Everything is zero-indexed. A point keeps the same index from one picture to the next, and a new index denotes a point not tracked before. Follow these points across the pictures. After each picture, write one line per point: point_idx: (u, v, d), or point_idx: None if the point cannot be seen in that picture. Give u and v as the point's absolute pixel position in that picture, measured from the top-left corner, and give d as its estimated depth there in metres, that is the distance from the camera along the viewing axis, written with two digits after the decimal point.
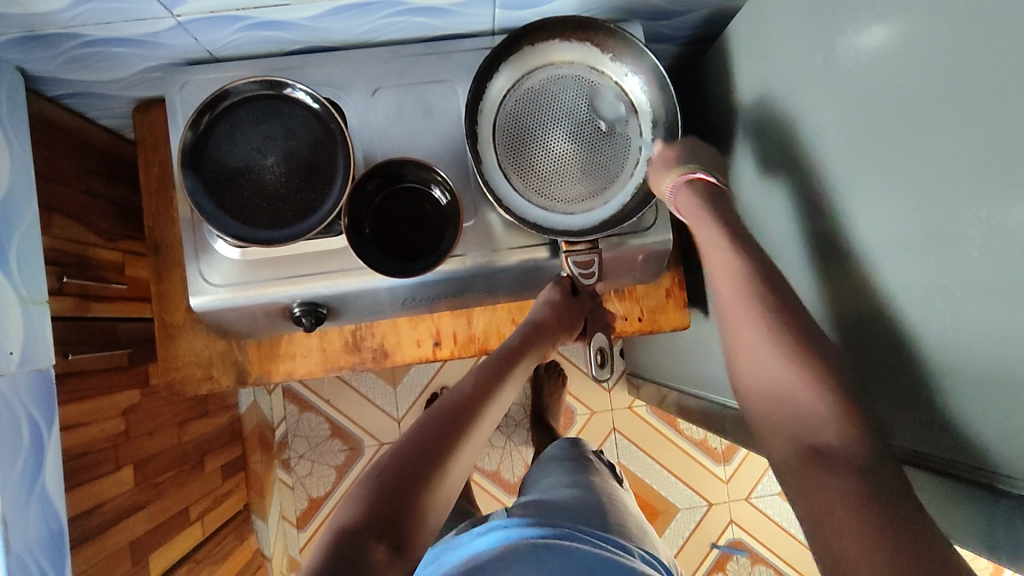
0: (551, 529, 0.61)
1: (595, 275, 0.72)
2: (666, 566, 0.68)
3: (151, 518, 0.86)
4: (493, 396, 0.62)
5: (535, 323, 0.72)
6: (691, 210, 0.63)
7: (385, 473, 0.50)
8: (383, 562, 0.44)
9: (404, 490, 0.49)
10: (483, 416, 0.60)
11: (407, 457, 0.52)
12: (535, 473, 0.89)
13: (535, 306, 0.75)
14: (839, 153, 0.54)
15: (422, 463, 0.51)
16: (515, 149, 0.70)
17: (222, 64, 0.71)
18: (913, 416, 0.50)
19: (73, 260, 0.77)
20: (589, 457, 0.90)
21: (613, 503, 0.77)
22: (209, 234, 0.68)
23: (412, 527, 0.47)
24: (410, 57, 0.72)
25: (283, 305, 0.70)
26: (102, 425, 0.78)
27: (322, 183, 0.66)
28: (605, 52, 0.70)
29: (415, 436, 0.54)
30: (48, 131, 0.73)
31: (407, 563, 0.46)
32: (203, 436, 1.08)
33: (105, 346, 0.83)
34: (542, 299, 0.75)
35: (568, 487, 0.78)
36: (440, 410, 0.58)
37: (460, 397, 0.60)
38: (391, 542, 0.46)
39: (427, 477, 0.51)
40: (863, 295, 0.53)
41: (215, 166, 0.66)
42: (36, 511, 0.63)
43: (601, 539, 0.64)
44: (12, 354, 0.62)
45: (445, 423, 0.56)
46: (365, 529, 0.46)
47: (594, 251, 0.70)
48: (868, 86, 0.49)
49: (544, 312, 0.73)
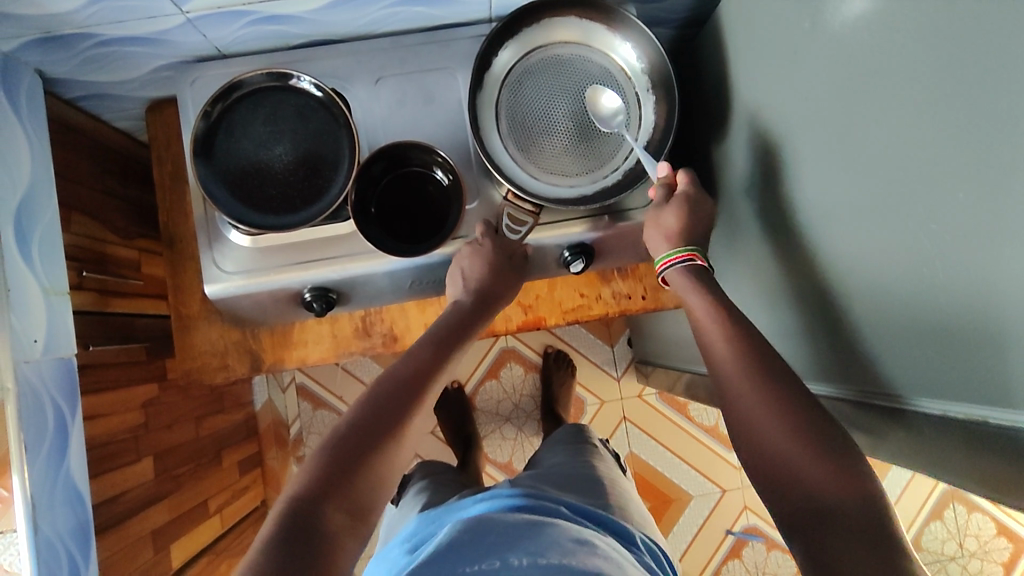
0: (551, 506, 0.63)
1: (525, 233, 0.70)
2: (667, 558, 0.70)
3: (170, 509, 0.88)
4: (447, 364, 0.65)
5: (479, 294, 0.70)
6: (681, 288, 0.65)
7: (343, 442, 0.54)
8: (340, 527, 0.49)
9: (360, 459, 0.53)
10: (436, 385, 0.63)
11: (364, 429, 0.55)
12: (541, 453, 0.91)
13: (467, 263, 0.70)
14: (835, 118, 0.55)
15: (376, 433, 0.55)
16: (515, 127, 0.71)
17: (229, 61, 0.73)
18: (911, 369, 0.51)
19: (91, 256, 0.79)
20: (591, 441, 0.91)
21: (613, 484, 0.79)
22: (222, 224, 0.70)
23: (365, 494, 0.52)
24: (410, 47, 0.74)
25: (293, 291, 0.72)
26: (122, 416, 0.81)
27: (324, 174, 0.69)
28: (622, 39, 0.71)
29: (371, 405, 0.58)
30: (65, 131, 0.76)
31: (359, 526, 0.51)
32: (220, 431, 1.10)
33: (124, 340, 0.85)
34: (471, 258, 0.70)
35: (570, 467, 0.81)
36: (392, 376, 0.61)
37: (414, 363, 0.63)
38: (347, 510, 0.50)
39: (383, 448, 0.55)
40: (861, 254, 0.54)
41: (225, 149, 0.68)
42: (64, 498, 0.65)
43: (601, 522, 0.65)
44: (36, 342, 0.64)
45: (402, 393, 0.60)
46: (321, 495, 0.50)
47: (533, 215, 0.69)
48: (858, 51, 0.51)
49: (491, 283, 0.70)
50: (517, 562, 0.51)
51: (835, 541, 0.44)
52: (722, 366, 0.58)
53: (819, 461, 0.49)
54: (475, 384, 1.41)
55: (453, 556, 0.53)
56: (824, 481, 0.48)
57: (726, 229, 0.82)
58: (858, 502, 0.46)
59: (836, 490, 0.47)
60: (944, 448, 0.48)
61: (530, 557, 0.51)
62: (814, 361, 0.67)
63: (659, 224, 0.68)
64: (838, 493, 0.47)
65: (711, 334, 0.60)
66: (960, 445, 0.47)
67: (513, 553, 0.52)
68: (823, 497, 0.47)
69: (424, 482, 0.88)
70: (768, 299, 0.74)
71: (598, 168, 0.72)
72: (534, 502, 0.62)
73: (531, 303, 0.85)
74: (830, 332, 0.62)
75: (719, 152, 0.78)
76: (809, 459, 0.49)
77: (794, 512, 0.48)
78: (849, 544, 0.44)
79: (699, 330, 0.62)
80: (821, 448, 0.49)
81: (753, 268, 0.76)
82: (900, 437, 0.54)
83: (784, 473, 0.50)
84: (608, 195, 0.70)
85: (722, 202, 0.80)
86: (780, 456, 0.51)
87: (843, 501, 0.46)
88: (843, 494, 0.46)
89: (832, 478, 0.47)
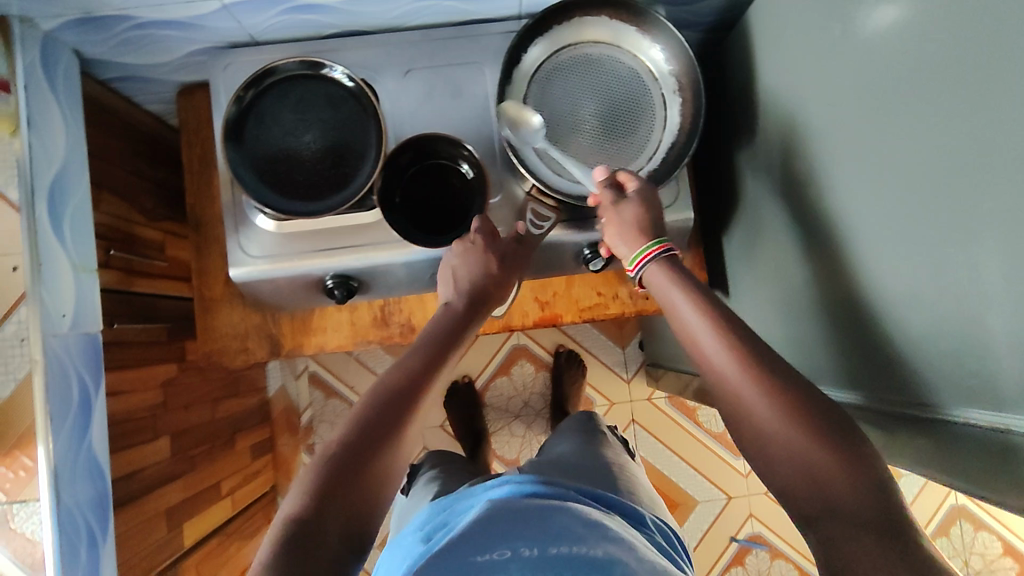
0: (565, 488, 0.63)
1: (548, 229, 0.71)
2: (679, 536, 0.71)
3: (184, 488, 0.89)
4: (447, 359, 0.64)
5: (473, 295, 0.68)
6: (660, 291, 0.62)
7: (343, 456, 0.53)
8: (337, 544, 0.49)
9: (360, 470, 0.53)
10: (435, 385, 0.62)
11: (364, 437, 0.55)
12: (549, 442, 0.91)
13: (456, 263, 0.68)
14: (864, 124, 0.55)
15: (375, 442, 0.55)
16: (539, 123, 0.71)
17: (261, 48, 0.74)
18: (936, 376, 0.51)
19: (118, 235, 0.80)
20: (602, 430, 0.92)
21: (623, 472, 0.79)
22: (248, 209, 0.71)
23: (363, 506, 0.52)
24: (439, 40, 0.75)
25: (316, 278, 0.74)
26: (142, 394, 0.82)
27: (350, 163, 0.70)
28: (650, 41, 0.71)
29: (367, 415, 0.56)
30: (98, 111, 0.77)
31: (357, 537, 0.51)
32: (235, 415, 1.12)
33: (147, 320, 0.87)
34: (461, 256, 0.68)
35: (579, 454, 0.81)
36: (393, 377, 0.60)
37: (415, 362, 0.62)
38: (344, 524, 0.51)
39: (382, 460, 0.55)
40: (890, 259, 0.54)
41: (255, 133, 0.69)
42: (85, 470, 0.66)
43: (613, 504, 0.65)
44: (64, 317, 0.65)
45: (398, 400, 0.58)
46: (318, 510, 0.50)
47: (556, 211, 0.71)
48: (891, 57, 0.51)
49: (484, 281, 0.67)
50: (529, 552, 0.51)
51: (847, 540, 0.44)
52: (714, 362, 0.55)
53: (837, 463, 0.47)
54: (486, 380, 1.42)
55: (464, 550, 0.54)
56: (841, 488, 0.46)
57: (746, 233, 0.82)
58: (873, 507, 0.45)
59: (852, 495, 0.46)
60: (965, 463, 0.48)
61: (541, 546, 0.52)
62: (832, 367, 0.67)
63: (621, 220, 0.65)
64: (854, 496, 0.46)
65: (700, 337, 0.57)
66: (980, 455, 0.47)
67: (524, 542, 0.53)
68: (839, 499, 0.46)
69: (436, 472, 0.88)
70: (788, 304, 0.74)
71: (622, 167, 0.71)
72: (544, 486, 0.62)
73: (548, 300, 0.85)
74: (852, 338, 0.62)
75: (742, 155, 0.79)
76: (827, 460, 0.48)
77: (810, 509, 0.47)
78: (867, 538, 0.43)
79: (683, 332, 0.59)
80: (835, 445, 0.48)
81: (773, 273, 0.76)
82: (918, 444, 0.54)
83: (798, 492, 0.49)
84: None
85: (744, 205, 0.80)
86: (793, 454, 0.50)
87: (859, 505, 0.45)
88: (860, 497, 0.46)
89: (851, 473, 0.47)
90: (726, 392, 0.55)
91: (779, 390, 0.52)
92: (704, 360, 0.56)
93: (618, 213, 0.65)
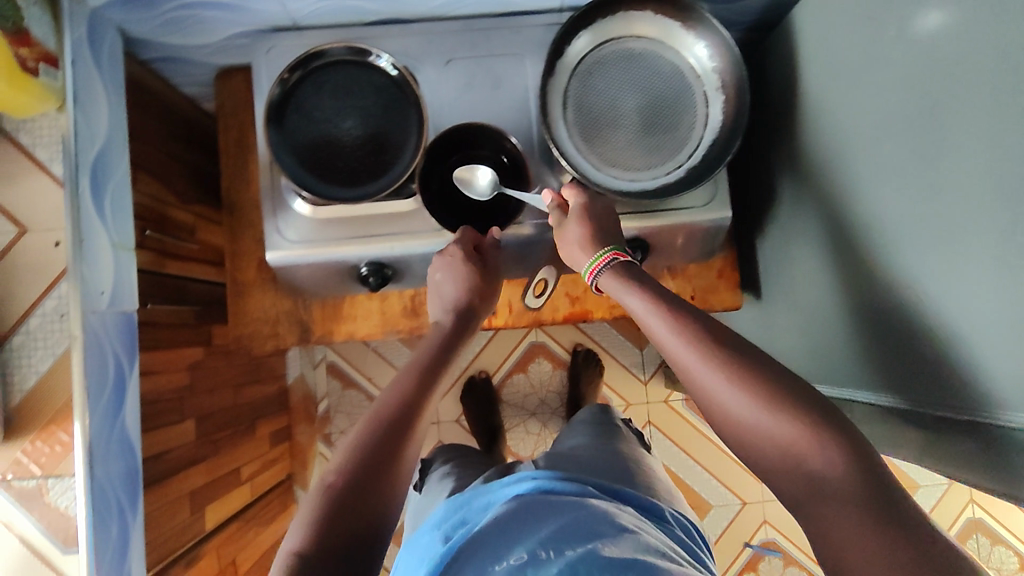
0: (580, 486, 0.63)
1: None
2: (697, 527, 0.71)
3: (207, 472, 0.89)
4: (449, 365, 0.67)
5: (460, 311, 0.71)
6: (614, 293, 0.62)
7: (338, 495, 0.54)
8: (355, 547, 0.52)
9: (374, 476, 0.56)
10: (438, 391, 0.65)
11: (375, 445, 0.58)
12: (561, 433, 0.91)
13: (439, 275, 0.71)
14: (916, 124, 0.55)
15: (387, 448, 0.58)
16: (581, 115, 0.71)
17: (303, 33, 0.74)
18: (981, 380, 0.51)
19: (153, 216, 0.81)
20: (617, 423, 0.91)
21: (640, 465, 0.79)
22: (287, 193, 0.71)
23: (380, 511, 0.55)
24: (482, 31, 0.74)
25: (350, 265, 0.74)
26: (171, 376, 0.82)
27: (390, 152, 0.70)
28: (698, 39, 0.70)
29: (359, 452, 0.57)
30: (138, 92, 0.78)
31: (375, 540, 0.54)
32: (256, 402, 1.12)
33: (177, 302, 0.87)
34: (446, 269, 0.70)
35: (594, 447, 0.81)
36: (396, 387, 0.63)
37: (415, 370, 0.65)
38: (362, 527, 0.53)
39: (377, 496, 0.55)
40: (937, 262, 0.54)
41: (297, 116, 0.69)
42: (117, 447, 0.66)
43: (629, 498, 0.65)
44: (103, 293, 0.66)
45: (390, 433, 0.59)
46: (336, 517, 0.53)
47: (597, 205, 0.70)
48: (948, 56, 0.50)
49: (467, 296, 0.70)
50: (546, 555, 0.52)
51: (847, 529, 0.43)
52: (680, 357, 0.55)
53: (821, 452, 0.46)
54: (503, 376, 1.41)
55: (482, 554, 0.54)
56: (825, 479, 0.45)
57: (780, 236, 0.81)
58: (858, 494, 0.44)
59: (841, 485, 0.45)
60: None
61: (557, 548, 0.52)
62: (868, 371, 0.66)
63: (567, 241, 0.66)
64: (848, 481, 0.45)
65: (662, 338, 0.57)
66: None
67: (541, 544, 0.53)
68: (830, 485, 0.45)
69: (449, 466, 0.88)
70: (822, 307, 0.74)
71: (661, 164, 0.71)
72: (560, 483, 0.63)
73: (579, 295, 0.84)
74: (892, 342, 0.61)
75: (779, 156, 0.78)
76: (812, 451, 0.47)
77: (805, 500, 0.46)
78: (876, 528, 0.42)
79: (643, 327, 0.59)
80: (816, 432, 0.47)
81: (808, 275, 0.75)
82: (974, 455, 0.53)
83: (805, 514, 0.46)
84: (669, 191, 0.69)
85: (778, 207, 0.80)
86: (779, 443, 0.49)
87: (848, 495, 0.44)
88: (855, 480, 0.44)
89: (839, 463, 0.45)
90: (696, 385, 0.54)
91: (799, 398, 0.49)
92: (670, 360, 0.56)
93: (562, 234, 0.66)
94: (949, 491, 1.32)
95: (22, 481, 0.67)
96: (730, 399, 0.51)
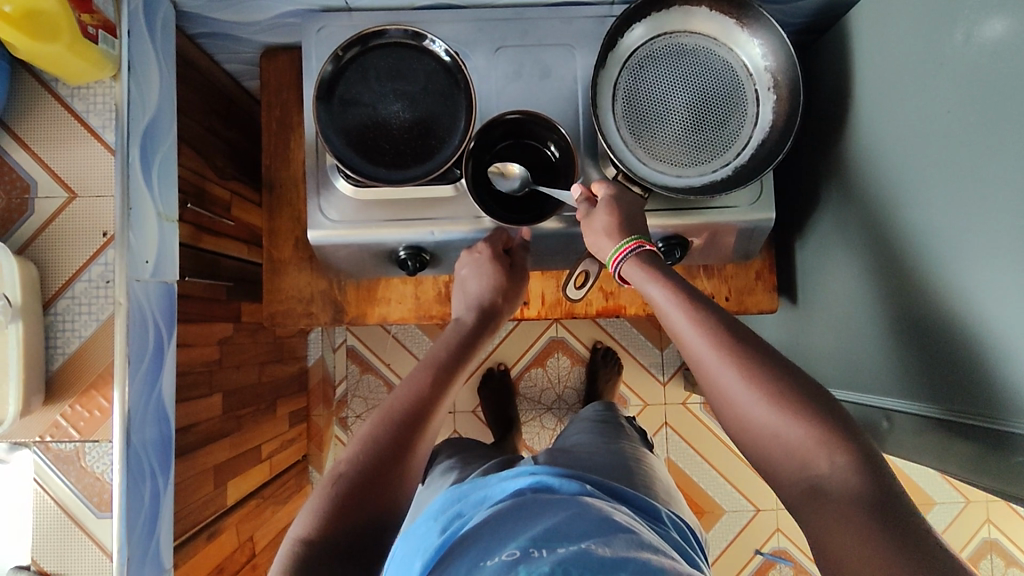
0: (576, 482, 0.59)
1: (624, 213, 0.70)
2: (693, 532, 0.68)
3: (230, 447, 0.89)
4: (459, 372, 0.69)
5: (483, 307, 0.75)
6: (636, 282, 0.61)
7: (347, 489, 0.54)
8: (363, 536, 0.53)
9: (383, 470, 0.56)
10: (446, 392, 0.66)
11: (384, 441, 0.59)
12: (566, 429, 0.90)
13: (467, 270, 0.75)
14: (968, 134, 0.54)
15: (396, 445, 0.58)
16: (630, 107, 0.70)
17: (353, 14, 0.74)
18: (1016, 390, 0.50)
19: (193, 190, 0.81)
20: (622, 422, 0.90)
21: (641, 463, 0.77)
22: (330, 171, 0.71)
23: (389, 503, 0.56)
24: (533, 20, 0.74)
25: (389, 249, 0.74)
26: (203, 349, 0.82)
27: (437, 136, 0.69)
28: (754, 38, 0.69)
29: (369, 448, 0.58)
30: (185, 65, 0.78)
31: (384, 530, 0.55)
32: (278, 381, 1.13)
33: (211, 277, 0.87)
34: (471, 266, 0.75)
35: (605, 443, 0.80)
36: (406, 388, 0.64)
37: (422, 372, 0.66)
38: (370, 517, 0.54)
39: (384, 493, 0.56)
40: (979, 273, 0.54)
41: (346, 95, 0.69)
42: (152, 414, 0.67)
43: (625, 498, 0.62)
44: (147, 263, 0.68)
45: (401, 431, 0.60)
46: (345, 509, 0.53)
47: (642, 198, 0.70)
48: (1008, 66, 0.50)
49: (491, 295, 0.74)
50: (538, 554, 0.47)
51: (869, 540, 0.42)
52: (699, 357, 0.53)
53: (836, 460, 0.46)
54: (521, 370, 1.40)
55: (474, 551, 0.50)
56: (846, 486, 0.45)
57: (819, 240, 0.81)
58: (871, 503, 0.43)
59: (856, 495, 0.44)
60: None
61: (550, 548, 0.47)
62: (898, 377, 0.66)
63: (593, 230, 0.64)
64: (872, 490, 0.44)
65: (681, 337, 0.55)
66: None
67: (533, 542, 0.48)
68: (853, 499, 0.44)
69: (452, 462, 0.83)
70: (857, 313, 0.73)
71: (705, 161, 0.70)
72: (560, 479, 0.59)
73: (613, 291, 0.84)
74: (923, 351, 0.61)
75: (822, 161, 0.78)
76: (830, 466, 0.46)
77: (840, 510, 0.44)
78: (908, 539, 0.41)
79: (663, 318, 0.58)
80: (836, 437, 0.47)
81: (845, 280, 0.75)
82: (1003, 463, 0.53)
83: (808, 523, 0.46)
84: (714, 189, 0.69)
85: (819, 210, 0.79)
86: (800, 456, 0.48)
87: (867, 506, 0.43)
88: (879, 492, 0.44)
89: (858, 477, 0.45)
90: (712, 384, 0.53)
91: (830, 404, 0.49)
92: (687, 361, 0.55)
93: (590, 223, 0.65)
94: (964, 511, 1.31)
95: (61, 444, 0.66)
96: (742, 399, 0.51)
